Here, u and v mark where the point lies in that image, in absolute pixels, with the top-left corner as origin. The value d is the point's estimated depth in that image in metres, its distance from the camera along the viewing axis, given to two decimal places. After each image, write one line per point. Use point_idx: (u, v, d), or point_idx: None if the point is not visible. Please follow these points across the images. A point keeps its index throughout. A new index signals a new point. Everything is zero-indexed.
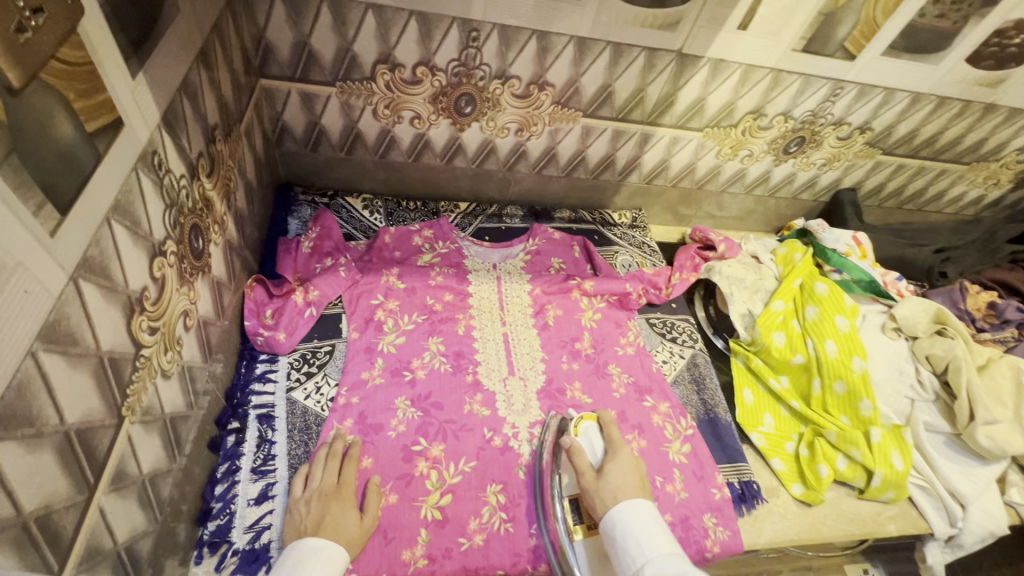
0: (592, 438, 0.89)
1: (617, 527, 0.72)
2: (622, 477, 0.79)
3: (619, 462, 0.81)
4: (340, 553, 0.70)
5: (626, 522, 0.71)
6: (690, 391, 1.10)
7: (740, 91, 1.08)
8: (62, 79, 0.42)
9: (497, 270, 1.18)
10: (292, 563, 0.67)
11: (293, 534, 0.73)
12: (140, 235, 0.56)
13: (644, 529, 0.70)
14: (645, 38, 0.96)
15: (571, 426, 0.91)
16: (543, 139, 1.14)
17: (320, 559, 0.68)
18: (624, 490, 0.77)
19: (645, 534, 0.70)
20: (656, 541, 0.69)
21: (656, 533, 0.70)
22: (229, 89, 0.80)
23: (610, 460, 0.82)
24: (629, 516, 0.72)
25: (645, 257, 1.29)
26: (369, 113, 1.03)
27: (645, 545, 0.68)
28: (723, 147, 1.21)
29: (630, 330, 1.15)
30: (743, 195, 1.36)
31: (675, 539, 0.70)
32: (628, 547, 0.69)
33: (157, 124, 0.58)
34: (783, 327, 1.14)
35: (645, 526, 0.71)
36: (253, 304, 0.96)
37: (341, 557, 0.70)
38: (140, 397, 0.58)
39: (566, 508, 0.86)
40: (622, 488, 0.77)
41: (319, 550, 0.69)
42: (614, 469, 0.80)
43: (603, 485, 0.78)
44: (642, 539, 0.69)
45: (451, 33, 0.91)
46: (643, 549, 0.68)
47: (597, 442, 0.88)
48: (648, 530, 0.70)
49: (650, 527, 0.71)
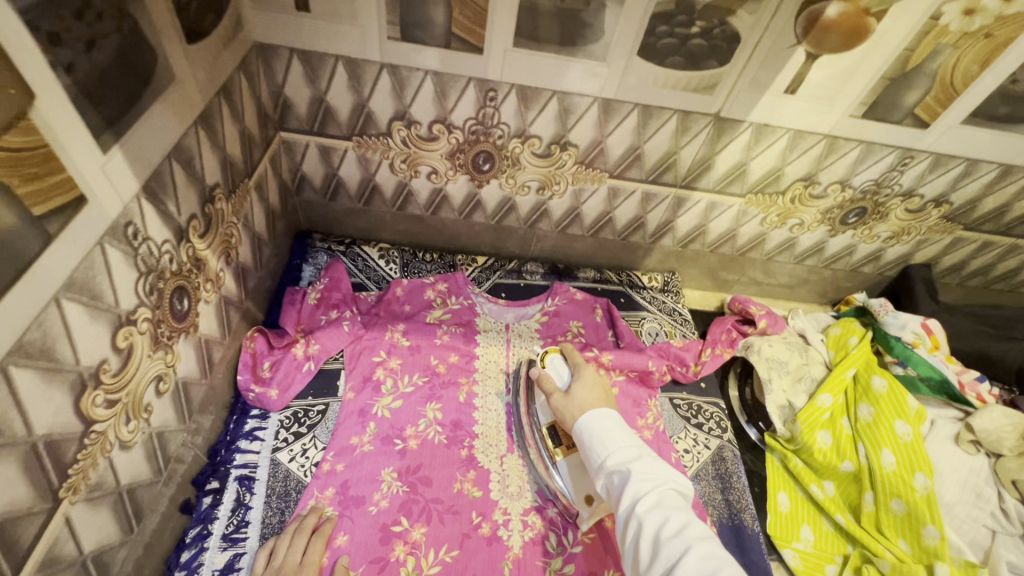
0: (558, 363, 0.89)
1: (583, 431, 0.74)
2: (587, 393, 0.81)
3: (583, 380, 0.84)
4: None
5: (591, 425, 0.73)
6: (712, 489, 0.97)
7: (788, 157, 0.97)
8: (3, 166, 0.41)
9: (509, 331, 1.11)
10: None
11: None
12: (100, 309, 0.54)
13: (606, 426, 0.72)
14: (677, 100, 0.88)
15: (539, 358, 0.92)
16: (566, 198, 1.07)
17: None
18: (591, 401, 0.79)
19: (607, 431, 0.71)
20: (617, 435, 0.71)
21: (617, 430, 0.72)
22: (238, 145, 0.80)
23: (575, 380, 0.84)
24: (593, 422, 0.73)
25: (674, 326, 1.18)
26: (386, 167, 1.01)
27: (607, 441, 0.71)
28: (769, 214, 1.10)
29: (649, 410, 1.04)
30: (793, 264, 1.23)
31: (635, 430, 0.73)
32: (593, 447, 0.71)
33: (135, 194, 0.57)
34: (830, 425, 0.99)
35: (607, 427, 0.72)
36: (251, 356, 0.94)
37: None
38: (88, 475, 0.56)
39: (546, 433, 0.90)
40: (589, 402, 0.79)
41: None
42: (579, 388, 0.82)
43: (569, 404, 0.80)
44: (604, 437, 0.71)
45: (468, 91, 0.88)
46: (606, 445, 0.70)
47: (564, 368, 0.89)
48: (610, 428, 0.72)
49: (611, 424, 0.72)
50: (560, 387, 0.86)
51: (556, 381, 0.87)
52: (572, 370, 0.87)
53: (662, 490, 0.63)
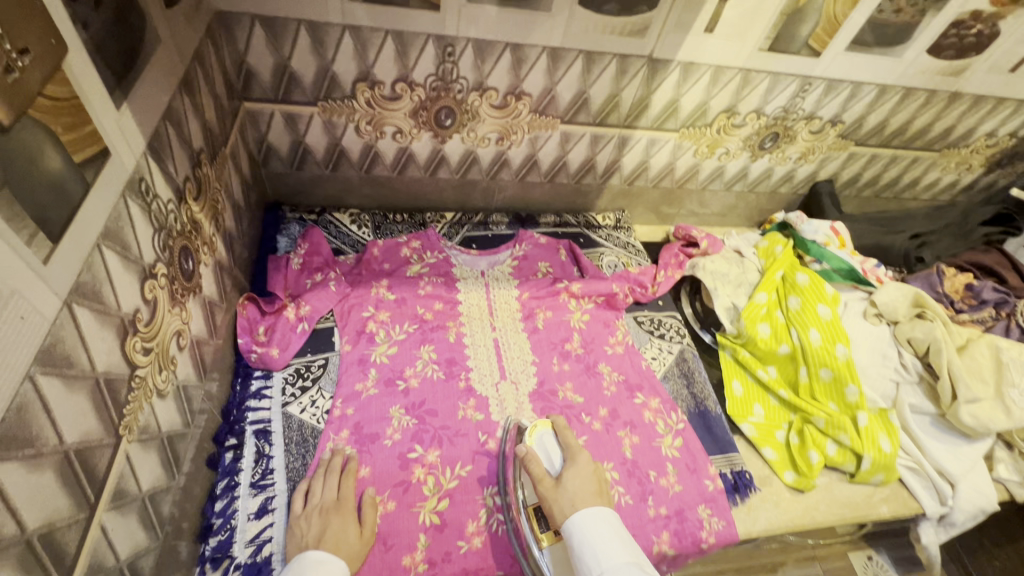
0: (548, 444, 0.88)
1: (574, 535, 0.71)
2: (581, 484, 0.79)
3: (577, 468, 0.82)
4: (340, 566, 0.71)
5: (583, 533, 0.71)
6: (679, 385, 1.12)
7: (712, 91, 1.12)
8: (48, 113, 0.44)
9: (485, 277, 1.20)
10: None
11: (295, 549, 0.74)
12: (131, 259, 0.58)
13: (601, 538, 0.70)
14: (616, 45, 0.99)
15: (527, 433, 0.90)
16: (524, 147, 1.16)
17: (320, 571, 0.69)
18: (583, 497, 0.76)
19: (601, 545, 0.69)
20: (613, 551, 0.69)
21: (612, 542, 0.70)
22: (213, 113, 0.83)
23: (567, 467, 0.82)
24: (586, 526, 0.72)
25: (630, 257, 1.31)
26: (351, 130, 1.06)
27: (603, 555, 0.68)
28: (700, 146, 1.24)
29: (618, 329, 1.17)
30: (724, 191, 1.40)
31: (631, 545, 0.71)
32: (585, 560, 0.69)
33: (142, 152, 0.60)
34: (768, 318, 1.17)
35: (602, 536, 0.70)
36: (247, 322, 0.98)
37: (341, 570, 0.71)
38: (137, 417, 0.60)
39: (532, 517, 0.83)
40: (582, 495, 0.77)
41: (317, 562, 0.70)
42: (572, 478, 0.80)
43: (561, 493, 0.78)
44: (599, 551, 0.69)
45: (428, 49, 0.94)
46: (600, 561, 0.68)
47: (555, 451, 0.87)
48: (605, 540, 0.70)
49: (607, 536, 0.70)
50: (548, 469, 0.85)
51: (545, 463, 0.86)
52: (563, 454, 0.86)
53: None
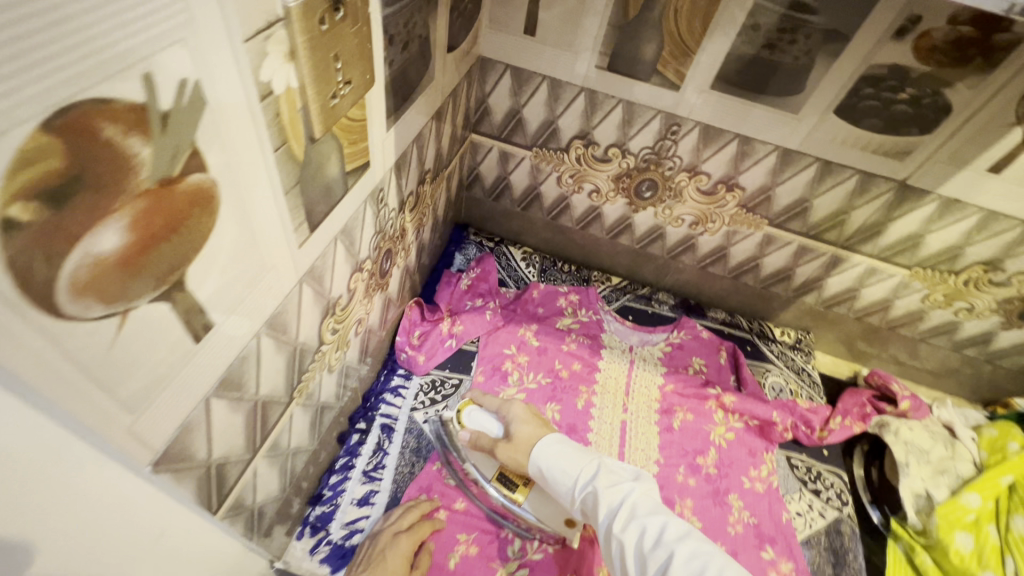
0: (478, 414, 0.86)
1: (539, 466, 0.75)
2: (528, 428, 0.80)
3: (517, 417, 0.83)
4: None
5: (545, 459, 0.74)
6: (823, 560, 0.93)
7: (973, 237, 0.93)
8: (344, 131, 0.53)
9: (632, 353, 1.15)
10: None
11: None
12: (352, 252, 0.66)
13: (559, 455, 0.74)
14: (863, 161, 0.88)
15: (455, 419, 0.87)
16: (717, 237, 1.10)
17: None
18: (535, 433, 0.79)
19: (562, 461, 0.74)
20: (574, 460, 0.73)
21: (570, 453, 0.75)
22: (447, 140, 0.93)
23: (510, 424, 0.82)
24: (546, 456, 0.75)
25: (801, 386, 1.15)
26: (553, 179, 1.11)
27: (567, 469, 0.73)
28: (933, 292, 1.04)
29: (763, 463, 1.03)
30: (947, 350, 1.14)
31: (590, 450, 0.76)
32: (558, 479, 0.73)
33: (390, 167, 0.70)
34: (974, 530, 0.91)
35: (559, 454, 0.75)
36: (407, 323, 1.06)
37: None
38: (308, 384, 0.68)
39: (496, 484, 0.86)
40: (533, 434, 0.79)
41: None
42: (520, 427, 0.81)
43: (518, 448, 0.79)
44: (563, 469, 0.73)
45: (653, 122, 0.94)
46: (567, 474, 0.72)
47: (488, 417, 0.85)
48: (563, 458, 0.74)
49: (564, 451, 0.75)
50: (495, 435, 0.84)
51: (491, 433, 0.84)
52: (499, 416, 0.85)
53: (632, 498, 0.67)
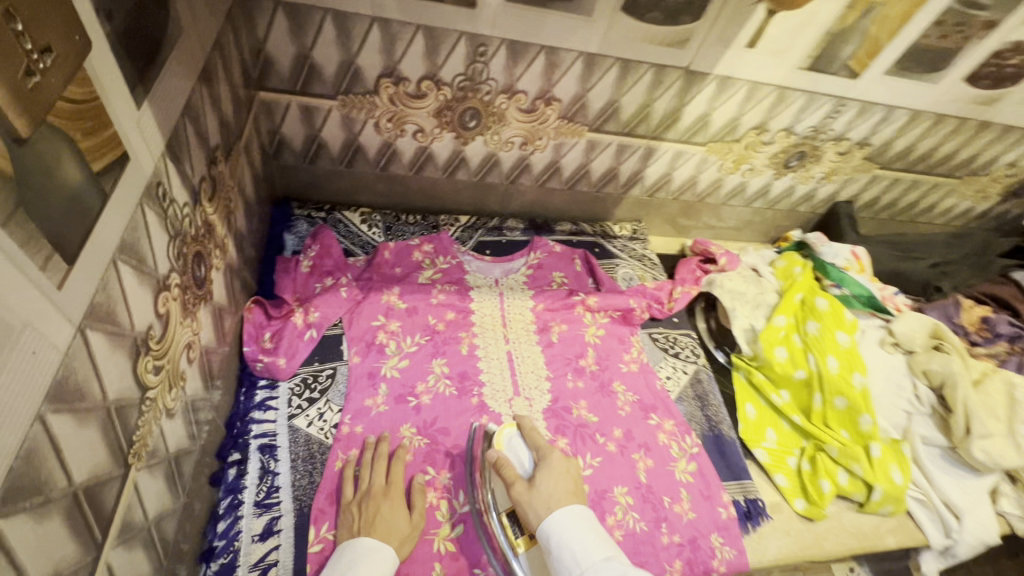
0: (518, 446, 0.82)
1: (551, 537, 0.68)
2: (555, 485, 0.74)
3: (551, 468, 0.77)
4: (390, 556, 0.72)
5: (561, 535, 0.67)
6: (694, 408, 1.11)
7: (745, 107, 1.08)
8: (67, 118, 0.39)
9: (499, 286, 1.16)
10: (345, 561, 0.70)
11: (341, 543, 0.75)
12: (146, 272, 0.53)
13: (577, 534, 0.67)
14: (654, 55, 0.95)
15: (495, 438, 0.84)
16: (547, 153, 1.12)
17: (371, 559, 0.71)
18: (562, 497, 0.72)
19: (579, 543, 0.66)
20: (590, 547, 0.65)
21: (591, 539, 0.67)
22: (229, 106, 0.77)
23: (541, 468, 0.77)
24: (564, 527, 0.68)
25: (646, 270, 1.29)
26: (371, 127, 1.00)
27: (581, 552, 0.65)
28: (726, 161, 1.21)
29: (632, 346, 1.15)
30: (742, 207, 1.37)
31: (613, 546, 0.67)
32: (562, 559, 0.65)
33: (161, 154, 0.55)
34: (785, 342, 1.15)
35: (578, 533, 0.67)
36: (253, 328, 0.93)
37: (391, 560, 0.72)
38: (146, 442, 0.55)
39: (505, 522, 0.78)
40: (557, 494, 0.72)
41: (370, 549, 0.72)
42: (545, 479, 0.75)
43: (534, 496, 0.73)
44: (578, 549, 0.65)
45: (459, 47, 0.89)
46: (579, 559, 0.64)
47: (524, 451, 0.82)
48: (583, 540, 0.66)
49: (584, 533, 0.67)
50: (521, 474, 0.80)
51: (517, 469, 0.80)
52: (533, 457, 0.81)
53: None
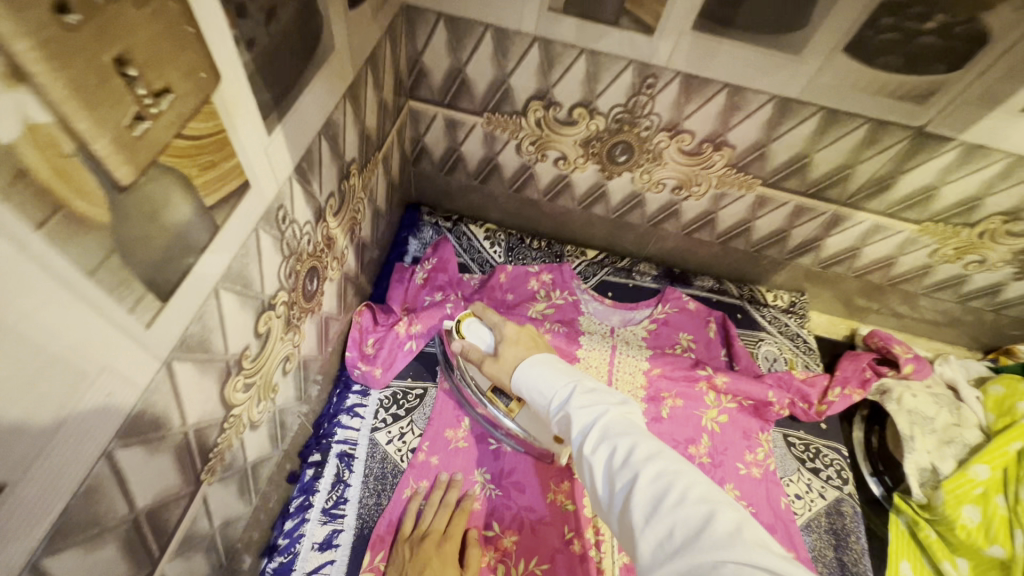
0: (475, 325, 0.79)
1: (522, 387, 0.67)
2: (515, 350, 0.73)
3: (508, 337, 0.76)
4: None
5: (526, 381, 0.66)
6: (824, 544, 0.89)
7: (997, 186, 0.80)
8: (183, 157, 0.37)
9: (614, 336, 1.04)
10: None
11: None
12: (250, 296, 0.52)
13: (540, 376, 0.65)
14: (876, 109, 0.73)
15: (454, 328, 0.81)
16: (703, 201, 0.96)
17: None
18: (523, 353, 0.72)
19: (542, 380, 0.65)
20: (552, 379, 0.64)
21: (555, 373, 0.65)
22: (374, 116, 0.76)
23: (501, 342, 0.76)
24: (528, 375, 0.67)
25: (796, 354, 1.06)
26: (511, 147, 0.94)
27: (546, 387, 0.64)
28: (943, 247, 0.93)
29: (759, 445, 0.96)
30: (952, 303, 1.06)
31: (577, 369, 0.66)
32: (535, 400, 0.65)
33: (288, 176, 0.54)
34: (981, 501, 0.86)
35: (541, 373, 0.66)
36: (357, 333, 0.93)
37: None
38: (223, 456, 0.56)
39: (491, 397, 0.86)
40: (519, 356, 0.72)
41: None
42: (508, 347, 0.74)
43: (503, 368, 0.72)
44: (542, 387, 0.64)
45: (625, 75, 0.78)
46: (546, 392, 0.64)
47: (482, 330, 0.79)
48: (546, 375, 0.65)
49: (546, 370, 0.66)
50: (488, 349, 0.78)
51: (480, 347, 0.78)
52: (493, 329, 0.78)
53: (605, 418, 0.57)
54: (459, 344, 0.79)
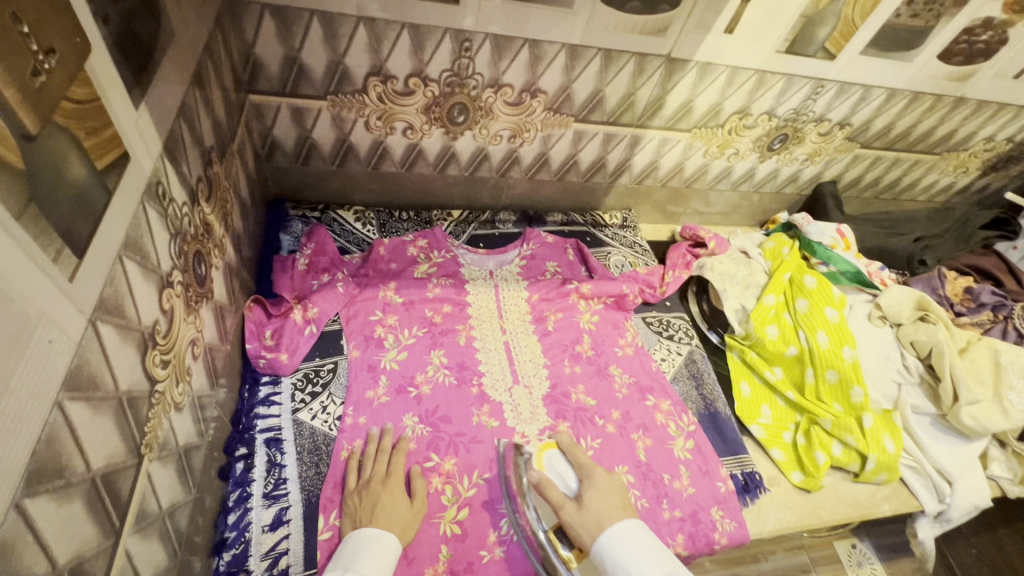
0: (558, 463, 0.82)
1: (605, 557, 0.66)
2: (603, 502, 0.73)
3: (597, 486, 0.75)
4: (392, 541, 0.74)
5: (614, 557, 0.65)
6: (690, 387, 1.13)
7: (727, 92, 1.11)
8: (73, 119, 0.41)
9: (494, 277, 1.18)
10: (351, 551, 0.72)
11: (350, 526, 0.77)
12: (149, 269, 0.54)
13: (632, 554, 0.65)
14: (635, 44, 0.97)
15: (533, 459, 0.83)
16: (535, 145, 1.14)
17: (376, 546, 0.72)
18: (609, 512, 0.71)
19: (633, 561, 0.64)
20: (646, 565, 0.63)
21: (648, 554, 0.65)
22: (221, 108, 0.79)
23: (587, 486, 0.76)
24: (616, 549, 0.66)
25: (637, 256, 1.31)
26: (361, 126, 1.02)
27: (637, 570, 0.63)
28: (710, 147, 1.24)
29: (627, 331, 1.17)
30: (729, 191, 1.39)
31: (672, 558, 0.65)
32: None
33: (160, 153, 0.57)
34: (776, 320, 1.18)
35: (632, 547, 0.65)
36: (253, 326, 0.95)
37: (394, 545, 0.74)
38: (156, 434, 0.57)
39: (554, 540, 0.78)
40: (605, 510, 0.71)
41: (373, 538, 0.74)
42: (592, 495, 0.74)
43: (584, 517, 0.71)
44: (632, 567, 0.64)
45: (444, 43, 0.91)
46: None
47: (568, 471, 0.81)
48: (638, 558, 0.64)
49: (639, 547, 0.65)
50: (566, 492, 0.79)
51: (560, 485, 0.79)
52: (577, 474, 0.80)
53: None
54: (537, 474, 0.79)
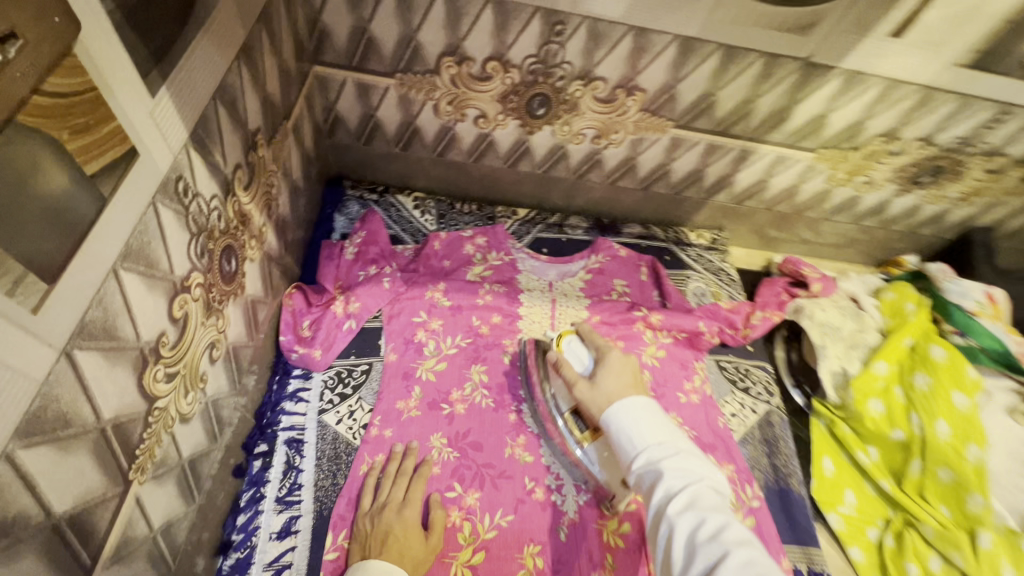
0: (576, 345, 0.78)
1: (610, 424, 0.63)
2: (616, 379, 0.69)
3: (609, 365, 0.72)
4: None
5: (619, 424, 0.62)
6: (759, 453, 0.97)
7: (874, 109, 0.89)
8: (47, 117, 0.33)
9: (553, 290, 1.05)
10: None
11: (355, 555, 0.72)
12: (157, 277, 0.48)
13: (636, 422, 0.61)
14: (767, 43, 0.78)
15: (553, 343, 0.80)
16: (623, 148, 0.99)
17: None
18: (619, 390, 0.67)
19: (636, 427, 0.60)
20: (647, 430, 0.60)
21: (654, 424, 0.61)
22: (277, 83, 0.71)
23: (600, 367, 0.72)
24: (623, 415, 0.62)
25: (720, 287, 1.13)
26: (429, 109, 0.92)
27: (638, 435, 0.60)
28: (837, 171, 1.02)
29: (695, 374, 1.01)
30: (849, 224, 1.16)
31: (677, 426, 0.61)
32: (623, 445, 0.61)
33: (184, 143, 0.49)
34: (883, 395, 0.98)
35: (638, 417, 0.61)
36: (291, 316, 0.91)
37: None
38: (153, 453, 0.52)
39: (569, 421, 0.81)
40: (616, 388, 0.67)
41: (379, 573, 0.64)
42: (606, 375, 0.70)
43: (595, 394, 0.69)
44: (634, 433, 0.60)
45: (532, 24, 0.78)
46: (636, 442, 0.59)
47: (584, 353, 0.77)
48: (644, 424, 0.60)
49: (643, 416, 0.61)
50: (583, 373, 0.75)
51: (577, 367, 0.76)
52: (595, 355, 0.76)
53: (696, 488, 0.52)
54: (554, 356, 0.78)
